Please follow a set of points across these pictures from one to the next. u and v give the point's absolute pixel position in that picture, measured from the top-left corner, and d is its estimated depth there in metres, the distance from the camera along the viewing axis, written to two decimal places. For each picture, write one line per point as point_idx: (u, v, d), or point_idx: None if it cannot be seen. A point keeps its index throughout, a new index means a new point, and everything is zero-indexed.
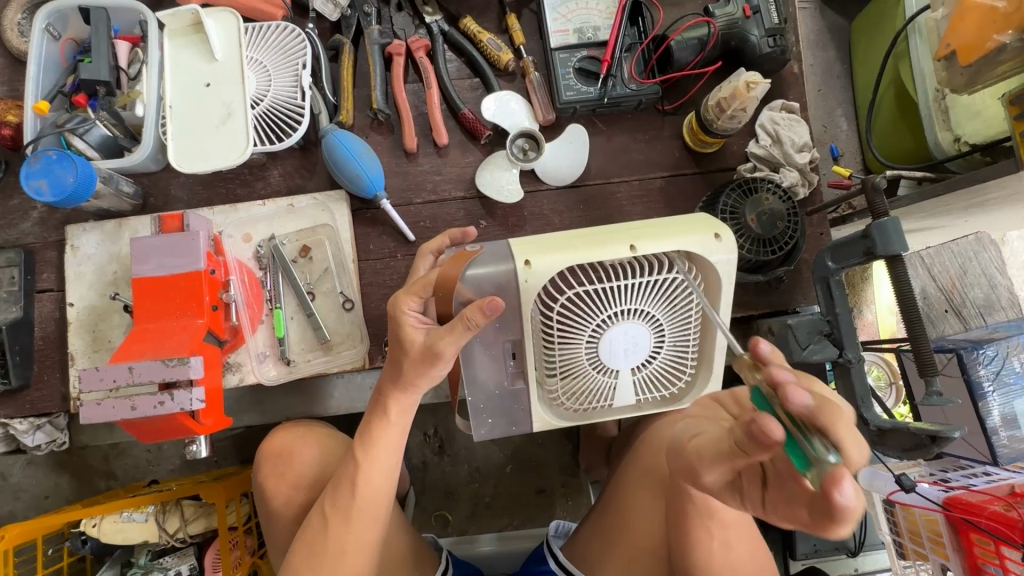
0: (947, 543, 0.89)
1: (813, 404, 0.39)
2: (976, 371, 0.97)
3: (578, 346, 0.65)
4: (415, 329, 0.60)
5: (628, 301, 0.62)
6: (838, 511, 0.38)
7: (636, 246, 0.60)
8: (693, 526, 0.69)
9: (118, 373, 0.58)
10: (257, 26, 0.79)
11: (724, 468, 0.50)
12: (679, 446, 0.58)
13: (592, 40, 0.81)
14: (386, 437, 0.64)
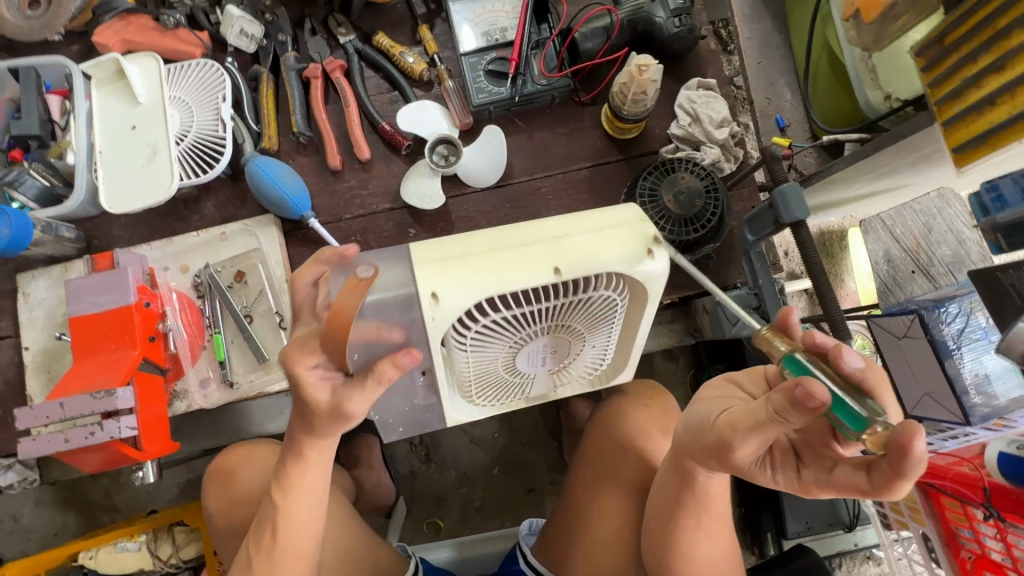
0: (921, 509, 0.86)
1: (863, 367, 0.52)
2: (939, 330, 0.94)
3: (495, 356, 0.59)
4: (317, 389, 0.53)
5: (558, 316, 0.56)
6: (912, 464, 0.46)
7: (560, 269, 0.51)
8: (683, 516, 0.68)
9: (50, 410, 0.61)
10: (178, 66, 0.82)
11: (761, 437, 0.55)
12: (703, 425, 0.60)
13: (500, 41, 0.82)
14: (303, 477, 0.59)
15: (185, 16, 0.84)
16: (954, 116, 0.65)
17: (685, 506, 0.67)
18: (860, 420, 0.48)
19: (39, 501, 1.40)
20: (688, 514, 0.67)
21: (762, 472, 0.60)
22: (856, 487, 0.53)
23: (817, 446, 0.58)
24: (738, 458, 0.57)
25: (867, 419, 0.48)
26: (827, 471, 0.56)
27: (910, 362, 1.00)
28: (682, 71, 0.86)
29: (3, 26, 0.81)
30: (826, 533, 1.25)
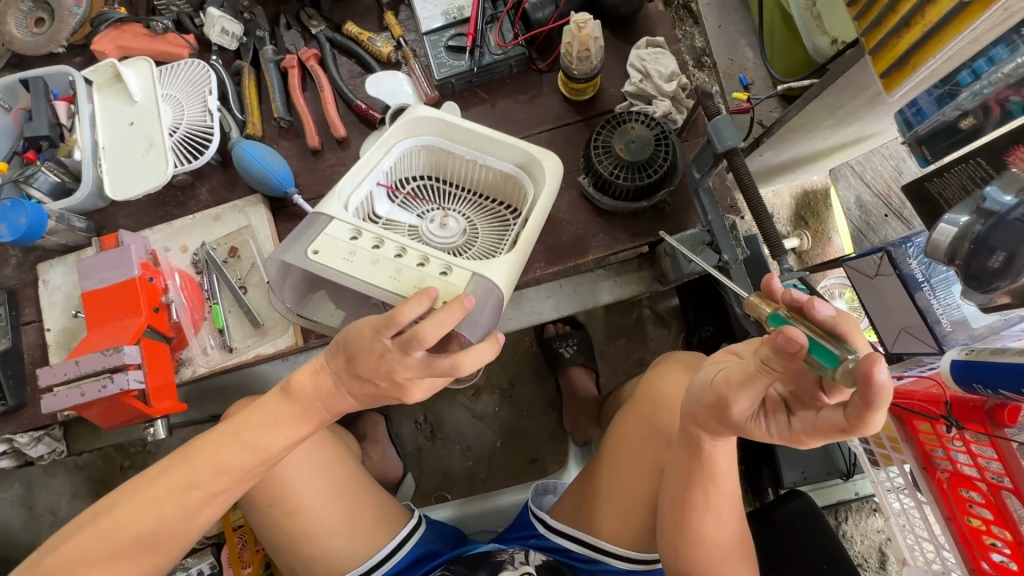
0: (898, 436, 0.89)
1: (835, 313, 0.54)
2: (907, 265, 0.97)
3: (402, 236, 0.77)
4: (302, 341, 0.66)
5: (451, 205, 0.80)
6: (878, 389, 0.50)
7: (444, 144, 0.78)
8: (693, 492, 0.74)
9: (68, 367, 0.70)
10: (168, 66, 0.90)
11: (754, 392, 0.59)
12: (705, 387, 0.66)
13: (457, 18, 0.88)
14: (252, 423, 0.63)
15: (173, 22, 0.93)
16: (879, 42, 0.68)
17: (693, 482, 0.74)
18: (835, 357, 0.53)
19: (75, 495, 1.50)
20: (697, 488, 0.74)
21: (757, 426, 0.64)
22: (837, 426, 0.58)
23: (806, 396, 0.62)
24: (734, 415, 0.62)
25: (840, 356, 0.52)
26: (816, 413, 0.61)
27: (884, 300, 1.02)
28: (632, 34, 0.91)
29: (15, 45, 0.90)
30: (824, 482, 1.26)
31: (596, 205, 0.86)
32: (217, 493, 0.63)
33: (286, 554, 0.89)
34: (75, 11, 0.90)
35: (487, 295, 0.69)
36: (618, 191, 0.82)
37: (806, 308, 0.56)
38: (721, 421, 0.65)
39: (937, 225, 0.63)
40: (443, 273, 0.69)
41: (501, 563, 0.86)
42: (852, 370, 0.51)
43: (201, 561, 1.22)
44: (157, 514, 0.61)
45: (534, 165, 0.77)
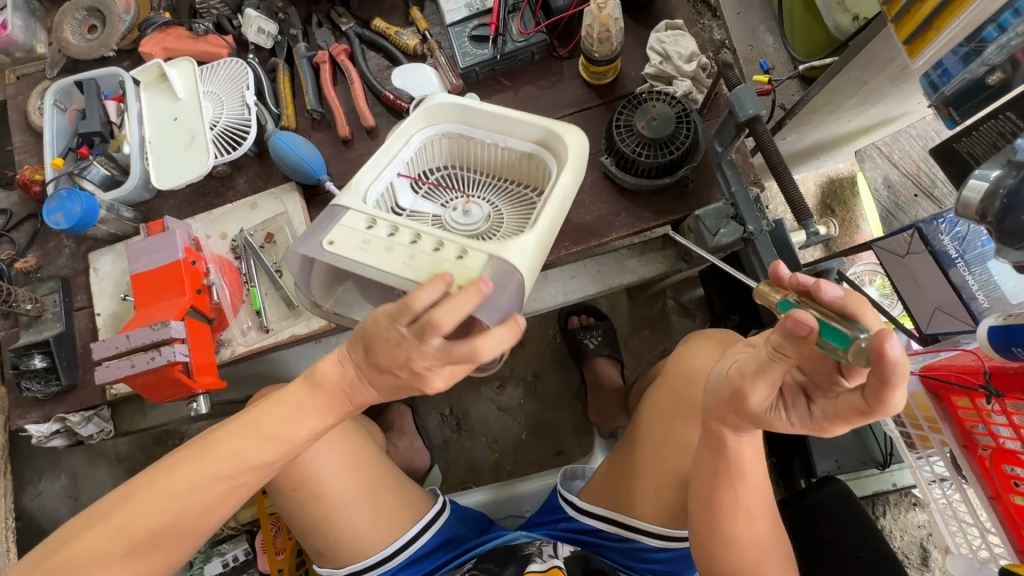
0: (935, 414, 0.87)
1: (841, 294, 0.54)
2: (939, 241, 0.95)
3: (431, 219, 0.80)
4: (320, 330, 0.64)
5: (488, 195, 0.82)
6: (892, 366, 0.49)
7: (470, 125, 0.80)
8: (718, 489, 0.72)
9: (119, 341, 0.73)
10: (209, 66, 0.95)
11: (768, 380, 0.59)
12: (720, 378, 0.66)
13: (480, 9, 0.92)
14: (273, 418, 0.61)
15: (213, 24, 0.98)
16: (901, 7, 0.68)
17: (718, 479, 0.72)
18: (844, 337, 0.52)
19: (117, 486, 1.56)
20: (723, 484, 0.72)
21: (778, 417, 0.63)
22: (857, 408, 0.57)
23: (823, 383, 0.61)
24: (751, 406, 0.62)
25: (851, 336, 0.52)
26: (835, 397, 0.60)
27: (916, 279, 1.00)
28: (652, 18, 0.93)
29: (70, 50, 0.97)
30: (860, 472, 1.23)
31: (618, 184, 0.88)
32: (235, 488, 0.61)
33: (313, 539, 0.90)
34: (124, 18, 0.97)
35: (500, 271, 0.68)
36: (641, 169, 0.83)
37: (813, 291, 0.56)
38: (739, 414, 0.64)
39: (967, 182, 0.63)
40: (459, 256, 0.68)
41: (529, 555, 0.85)
42: (864, 349, 0.51)
43: (236, 547, 1.26)
44: (183, 500, 0.60)
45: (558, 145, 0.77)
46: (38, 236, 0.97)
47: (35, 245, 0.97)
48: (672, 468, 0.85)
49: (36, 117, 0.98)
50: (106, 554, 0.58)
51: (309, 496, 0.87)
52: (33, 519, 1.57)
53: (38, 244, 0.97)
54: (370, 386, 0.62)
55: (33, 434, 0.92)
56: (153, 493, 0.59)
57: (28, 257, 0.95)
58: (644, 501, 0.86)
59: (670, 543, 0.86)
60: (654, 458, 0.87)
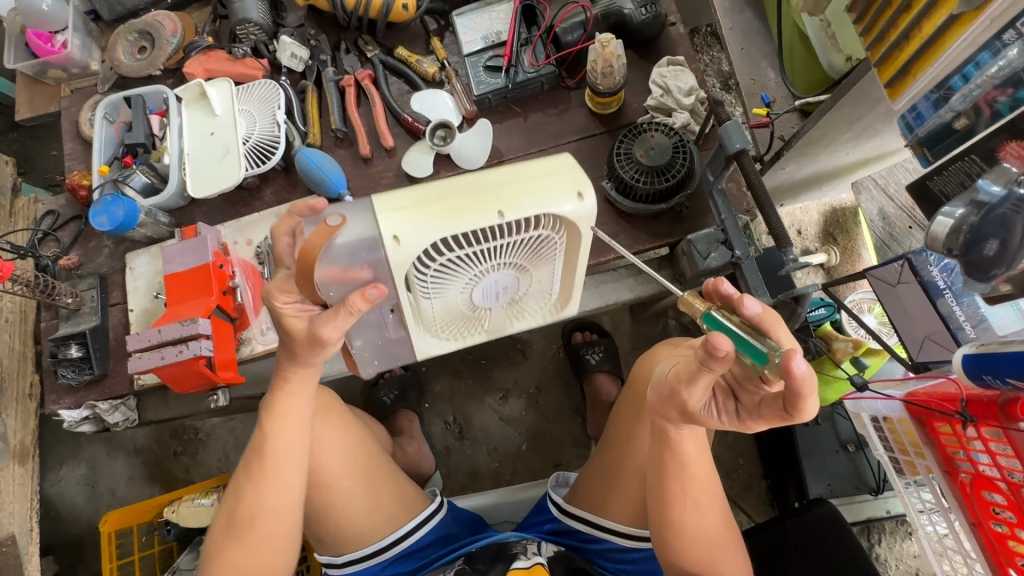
0: (919, 440, 0.90)
1: (760, 311, 0.62)
2: (928, 273, 0.98)
3: (450, 291, 0.73)
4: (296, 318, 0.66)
5: (499, 255, 0.69)
6: (802, 380, 0.58)
7: (504, 212, 0.62)
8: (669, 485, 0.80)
9: (151, 334, 0.80)
10: (245, 86, 1.04)
11: (703, 384, 0.67)
12: (660, 381, 0.74)
13: (496, 42, 0.99)
14: (288, 407, 0.73)
15: (251, 48, 1.07)
16: (883, 54, 0.74)
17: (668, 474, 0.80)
18: (762, 354, 0.61)
19: (132, 477, 1.63)
20: (673, 479, 0.80)
21: (710, 415, 0.70)
22: (778, 414, 0.66)
23: (747, 382, 0.69)
24: (689, 405, 0.69)
25: (767, 352, 0.60)
26: (756, 396, 0.69)
27: (906, 307, 1.04)
28: (655, 53, 0.99)
29: (122, 68, 1.06)
30: (853, 498, 1.25)
31: (618, 208, 0.93)
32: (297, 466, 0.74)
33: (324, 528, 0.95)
34: (171, 40, 1.06)
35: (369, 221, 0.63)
36: (639, 194, 0.89)
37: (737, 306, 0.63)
38: (676, 409, 0.72)
39: (936, 217, 0.69)
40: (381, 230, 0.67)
41: (515, 552, 0.89)
42: (775, 366, 0.59)
43: None
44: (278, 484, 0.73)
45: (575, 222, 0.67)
46: (80, 236, 1.05)
47: (78, 244, 1.05)
48: (634, 468, 0.92)
49: (87, 128, 1.07)
50: (227, 538, 0.74)
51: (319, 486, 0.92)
52: (52, 505, 1.64)
53: (81, 243, 1.05)
54: None
55: (65, 419, 0.99)
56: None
57: (70, 255, 1.03)
58: (608, 500, 0.94)
59: (636, 541, 0.94)
60: (616, 459, 0.95)
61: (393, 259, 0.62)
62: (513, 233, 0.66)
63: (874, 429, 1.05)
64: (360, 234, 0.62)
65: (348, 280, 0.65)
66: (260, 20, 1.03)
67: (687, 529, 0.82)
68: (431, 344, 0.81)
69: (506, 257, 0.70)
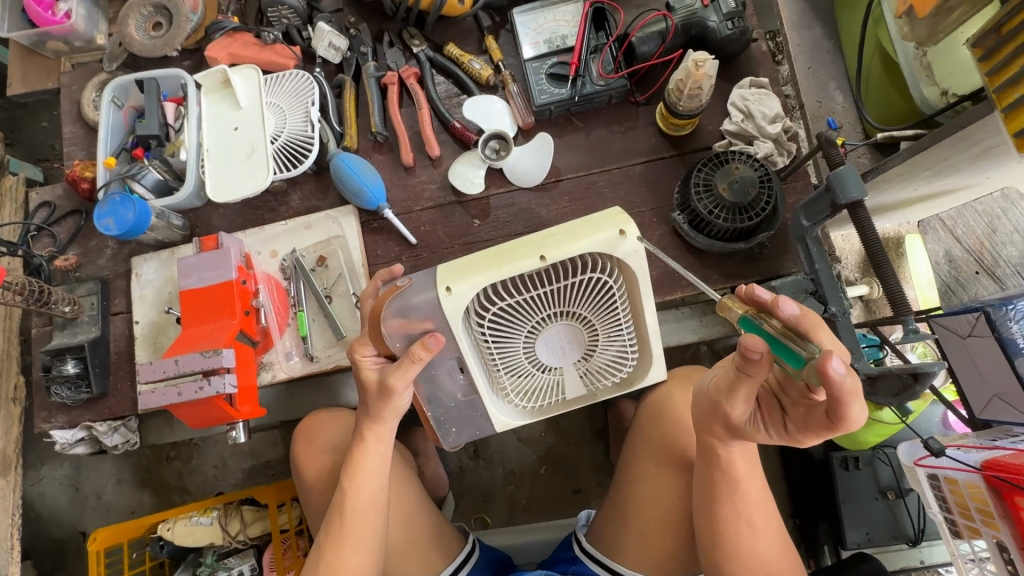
0: (994, 512, 0.84)
1: (797, 312, 0.56)
2: (1007, 328, 0.92)
3: (515, 347, 0.70)
4: (370, 369, 0.69)
5: (559, 304, 0.68)
6: (844, 386, 0.51)
7: (546, 256, 0.65)
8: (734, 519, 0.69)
9: (167, 365, 0.70)
10: (275, 76, 0.92)
11: (744, 395, 0.61)
12: (701, 396, 0.68)
13: (561, 47, 0.89)
14: (369, 463, 0.72)
15: (282, 33, 0.95)
16: (1014, 101, 0.67)
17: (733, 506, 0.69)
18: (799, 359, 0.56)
19: (120, 481, 1.52)
20: (736, 510, 0.69)
21: (758, 430, 0.63)
22: (826, 423, 0.58)
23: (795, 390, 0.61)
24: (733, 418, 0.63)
25: (805, 357, 0.55)
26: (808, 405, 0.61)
27: (976, 362, 0.97)
28: (735, 72, 0.90)
29: (133, 46, 0.94)
30: (889, 546, 1.20)
31: (688, 242, 0.85)
32: (378, 506, 0.71)
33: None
34: (192, 18, 0.94)
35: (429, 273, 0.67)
36: (715, 230, 0.81)
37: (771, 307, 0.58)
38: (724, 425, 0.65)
39: None
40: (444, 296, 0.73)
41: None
42: (813, 368, 0.53)
43: (242, 561, 1.22)
44: (366, 529, 0.70)
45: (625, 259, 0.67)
46: (79, 234, 0.93)
47: (76, 242, 0.93)
48: (664, 507, 0.79)
49: (92, 112, 0.96)
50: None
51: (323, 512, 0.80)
52: (32, 505, 1.53)
53: (79, 241, 0.93)
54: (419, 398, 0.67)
55: (57, 439, 0.89)
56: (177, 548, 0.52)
57: (68, 254, 0.92)
58: (638, 549, 0.79)
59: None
60: (641, 499, 0.80)
61: (447, 308, 0.66)
62: (568, 276, 0.67)
63: (929, 487, 0.97)
64: (420, 288, 0.67)
65: (414, 330, 0.68)
66: (295, 2, 0.91)
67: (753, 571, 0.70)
68: (507, 412, 0.76)
69: (566, 310, 0.69)
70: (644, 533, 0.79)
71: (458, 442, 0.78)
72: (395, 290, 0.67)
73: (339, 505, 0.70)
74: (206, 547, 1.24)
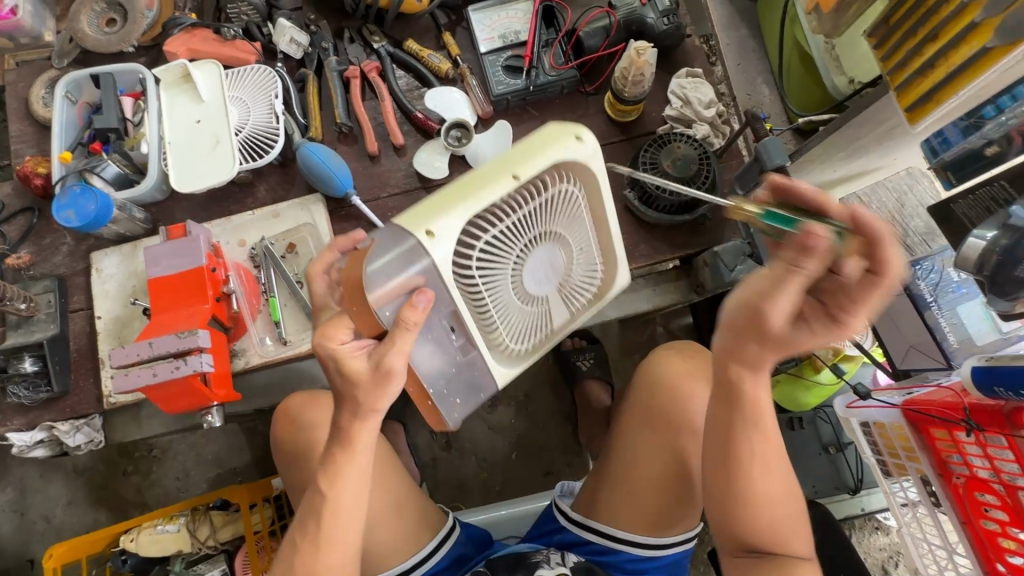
0: (914, 444, 0.95)
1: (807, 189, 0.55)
2: (916, 286, 1.04)
3: (506, 280, 0.73)
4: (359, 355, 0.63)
5: (536, 225, 0.72)
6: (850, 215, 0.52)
7: (518, 175, 0.69)
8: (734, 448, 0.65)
9: (140, 348, 0.70)
10: (236, 70, 0.94)
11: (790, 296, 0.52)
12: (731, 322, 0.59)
13: (514, 42, 0.96)
14: (354, 466, 0.67)
15: (241, 29, 0.97)
16: (902, 81, 0.76)
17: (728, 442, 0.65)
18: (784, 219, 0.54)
19: (71, 502, 1.44)
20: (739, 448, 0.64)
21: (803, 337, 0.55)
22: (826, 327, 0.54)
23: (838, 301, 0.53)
24: (774, 326, 0.54)
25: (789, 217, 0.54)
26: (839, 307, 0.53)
27: (896, 319, 1.10)
28: (672, 64, 0.99)
29: (86, 42, 0.94)
30: (833, 497, 1.31)
31: (639, 219, 0.92)
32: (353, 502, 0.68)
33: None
34: (147, 14, 0.94)
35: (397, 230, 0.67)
36: (662, 204, 0.88)
37: (795, 192, 0.55)
38: (749, 366, 0.59)
39: (964, 240, 0.67)
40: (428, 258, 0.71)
41: (536, 563, 0.83)
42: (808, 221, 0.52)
43: (213, 567, 1.19)
44: (341, 525, 0.68)
45: (574, 163, 0.75)
46: (32, 232, 0.91)
47: (28, 241, 0.91)
48: (654, 465, 0.86)
49: (42, 109, 0.94)
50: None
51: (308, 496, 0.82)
52: None
53: (32, 240, 0.91)
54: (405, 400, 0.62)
55: (14, 443, 0.85)
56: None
57: (20, 253, 0.90)
58: (624, 510, 0.87)
59: (654, 550, 0.87)
60: (636, 460, 0.88)
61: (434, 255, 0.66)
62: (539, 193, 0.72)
63: (862, 433, 1.11)
64: (393, 239, 0.66)
65: (402, 295, 0.66)
66: None
67: (763, 552, 0.70)
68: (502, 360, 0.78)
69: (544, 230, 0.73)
70: (637, 484, 0.87)
71: (463, 414, 0.78)
72: (373, 247, 0.66)
73: (319, 506, 0.67)
74: (174, 555, 1.20)
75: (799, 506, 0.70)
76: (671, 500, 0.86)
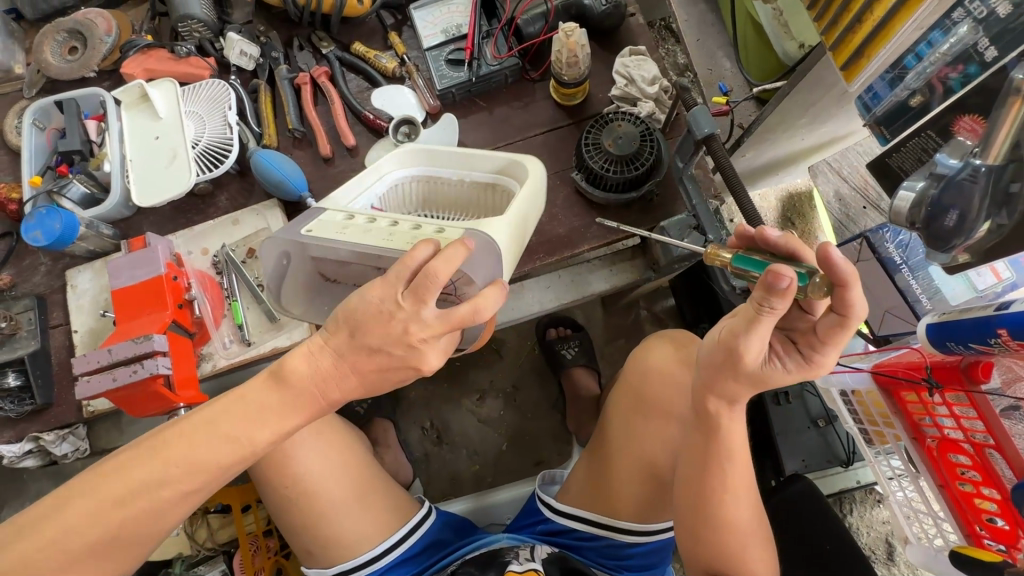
0: (888, 411, 0.92)
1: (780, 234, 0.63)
2: (884, 249, 1.00)
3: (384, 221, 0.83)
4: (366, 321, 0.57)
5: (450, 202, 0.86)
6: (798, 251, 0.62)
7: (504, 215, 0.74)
8: (707, 457, 0.69)
9: (101, 355, 0.75)
10: (191, 86, 0.97)
11: (762, 336, 0.58)
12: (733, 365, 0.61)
13: (456, 35, 0.97)
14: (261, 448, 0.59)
15: (195, 46, 1.01)
16: (836, 39, 0.73)
17: (707, 453, 0.69)
18: (803, 275, 0.58)
19: None
20: (715, 457, 0.68)
21: (773, 368, 0.62)
22: (836, 326, 0.59)
23: (813, 335, 0.62)
24: (749, 363, 0.60)
25: (806, 272, 0.57)
26: (816, 337, 0.62)
27: (868, 287, 1.04)
28: (617, 44, 0.99)
29: (50, 70, 0.99)
30: (826, 470, 1.28)
31: (588, 199, 0.92)
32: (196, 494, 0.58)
33: (300, 534, 0.87)
34: (106, 40, 0.99)
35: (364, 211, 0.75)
36: (610, 184, 0.88)
37: (760, 239, 0.64)
38: (725, 398, 0.65)
39: (897, 192, 0.70)
40: (437, 233, 0.69)
41: (506, 559, 0.82)
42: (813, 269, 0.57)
43: (212, 568, 1.20)
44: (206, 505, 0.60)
45: (437, 151, 0.83)
46: (12, 254, 0.96)
47: (9, 263, 0.96)
48: (638, 454, 0.87)
49: (15, 138, 0.99)
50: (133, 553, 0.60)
51: (290, 501, 0.85)
52: None
53: (13, 262, 0.96)
54: (358, 393, 0.60)
55: (4, 454, 0.90)
56: (92, 500, 0.55)
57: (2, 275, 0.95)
58: (602, 500, 0.89)
59: (639, 537, 0.87)
60: (621, 448, 0.89)
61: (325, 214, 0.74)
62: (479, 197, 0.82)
63: (843, 403, 1.06)
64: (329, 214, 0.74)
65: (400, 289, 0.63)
66: (203, 16, 0.98)
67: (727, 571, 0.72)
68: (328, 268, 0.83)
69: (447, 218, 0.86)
70: (619, 472, 0.88)
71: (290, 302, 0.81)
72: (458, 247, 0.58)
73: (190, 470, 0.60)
74: (176, 558, 1.25)
75: (760, 520, 0.73)
76: (659, 488, 0.85)
